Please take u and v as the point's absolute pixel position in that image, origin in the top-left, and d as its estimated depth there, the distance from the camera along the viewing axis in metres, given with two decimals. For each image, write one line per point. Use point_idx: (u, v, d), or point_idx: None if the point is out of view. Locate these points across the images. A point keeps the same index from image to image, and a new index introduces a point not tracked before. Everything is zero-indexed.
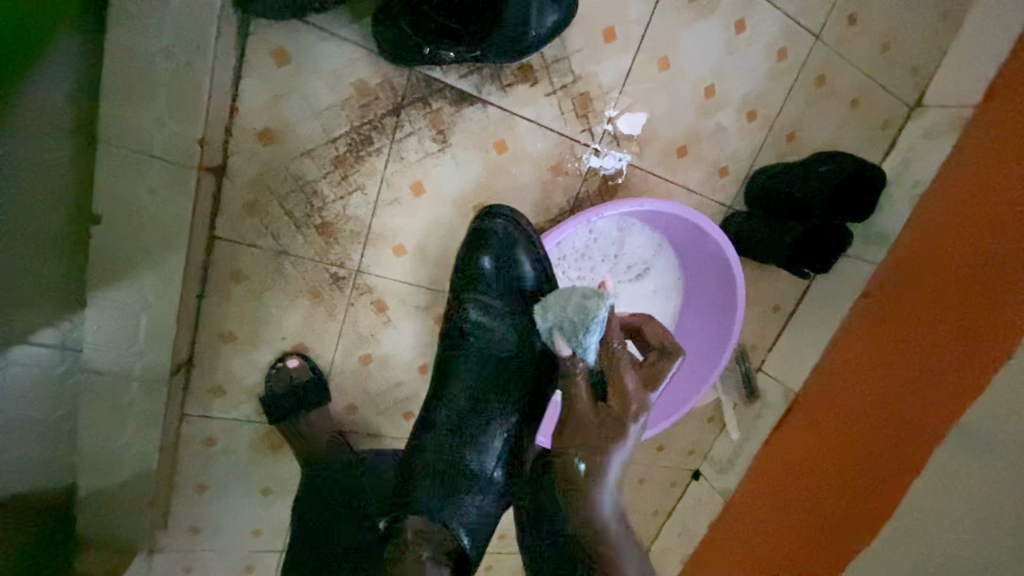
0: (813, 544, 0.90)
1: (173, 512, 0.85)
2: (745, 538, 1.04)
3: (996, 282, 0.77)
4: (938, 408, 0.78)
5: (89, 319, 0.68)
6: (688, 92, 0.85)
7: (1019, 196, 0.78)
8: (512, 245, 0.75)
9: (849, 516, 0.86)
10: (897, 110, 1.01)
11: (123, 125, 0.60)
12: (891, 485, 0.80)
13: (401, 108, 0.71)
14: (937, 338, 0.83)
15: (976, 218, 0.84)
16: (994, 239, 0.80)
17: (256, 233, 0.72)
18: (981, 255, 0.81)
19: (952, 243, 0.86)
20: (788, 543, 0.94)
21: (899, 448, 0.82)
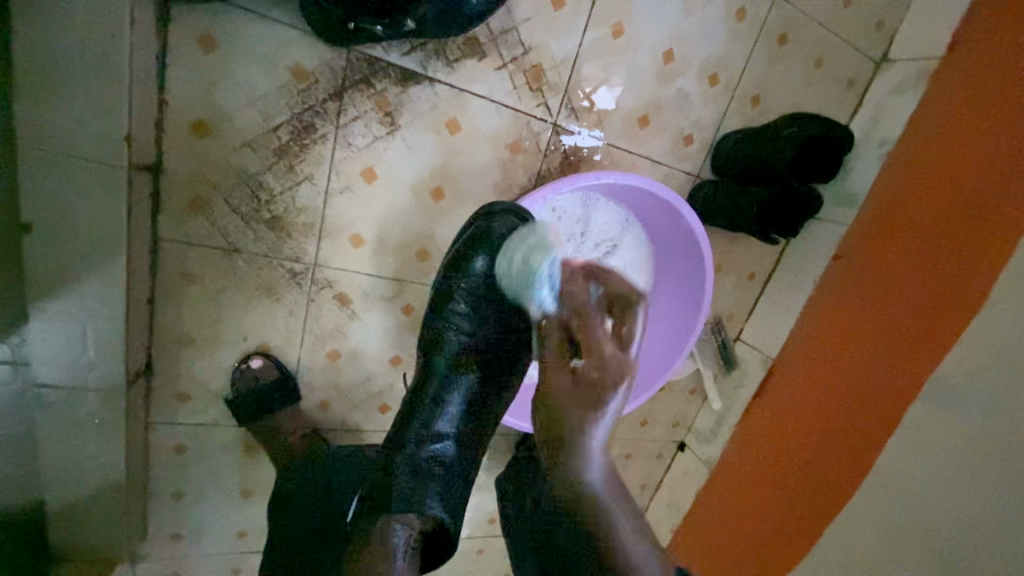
0: (798, 509, 0.91)
1: (152, 522, 0.84)
2: (731, 509, 1.06)
3: (962, 239, 0.79)
4: (910, 366, 0.80)
5: (34, 332, 0.65)
6: (646, 59, 0.82)
7: (977, 155, 0.80)
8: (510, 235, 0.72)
9: (829, 482, 0.87)
10: (862, 67, 0.99)
11: (43, 124, 0.57)
12: (871, 444, 0.82)
13: (343, 91, 0.68)
14: (907, 303, 0.84)
15: (935, 179, 0.85)
16: (954, 198, 0.81)
17: (203, 232, 0.69)
18: (944, 214, 0.82)
19: (912, 205, 0.88)
20: (772, 514, 0.96)
21: (876, 409, 0.83)
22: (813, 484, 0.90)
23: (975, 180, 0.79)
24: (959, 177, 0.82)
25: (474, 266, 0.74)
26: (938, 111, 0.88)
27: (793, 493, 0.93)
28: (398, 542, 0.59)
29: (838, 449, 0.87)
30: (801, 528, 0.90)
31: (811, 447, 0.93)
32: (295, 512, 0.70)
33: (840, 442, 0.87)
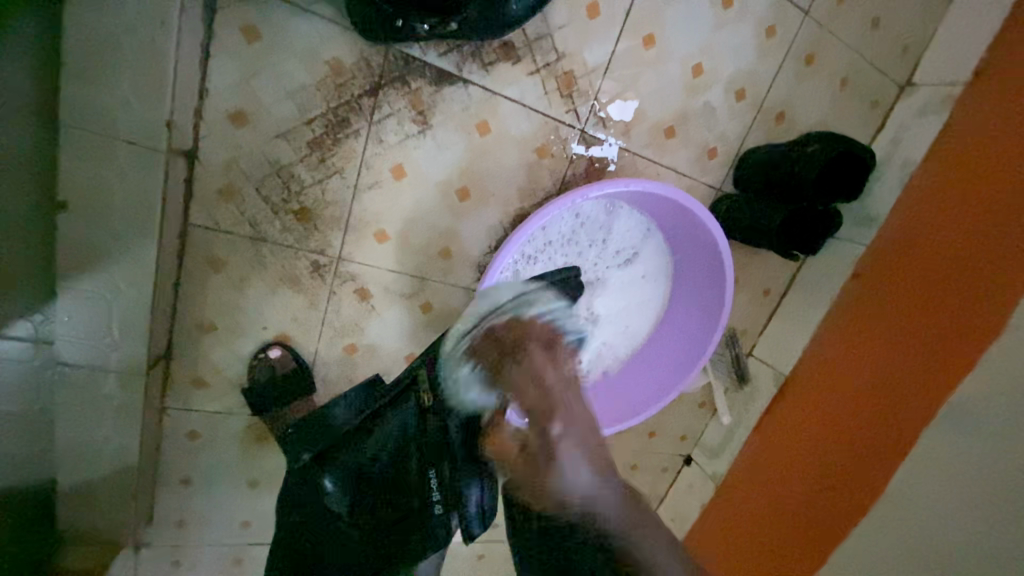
0: (803, 531, 0.91)
1: (159, 507, 0.84)
2: (737, 529, 1.04)
3: (972, 270, 0.79)
4: (918, 391, 0.80)
5: (60, 309, 0.66)
6: (676, 71, 0.83)
7: (1000, 187, 0.80)
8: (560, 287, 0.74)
9: (834, 506, 0.87)
10: (886, 89, 1.00)
11: (87, 105, 0.58)
12: (876, 466, 0.83)
13: (378, 88, 0.69)
14: (921, 329, 0.84)
15: (949, 208, 0.86)
16: (969, 228, 0.82)
17: (231, 219, 0.70)
18: (964, 241, 0.82)
19: (925, 232, 0.89)
20: (776, 536, 0.95)
21: (883, 433, 0.83)
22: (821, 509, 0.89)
23: (988, 211, 0.80)
24: (978, 205, 0.82)
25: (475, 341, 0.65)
26: (959, 135, 0.88)
27: (800, 516, 0.92)
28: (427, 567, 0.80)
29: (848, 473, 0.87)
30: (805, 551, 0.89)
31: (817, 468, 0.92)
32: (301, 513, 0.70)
33: (850, 466, 0.87)
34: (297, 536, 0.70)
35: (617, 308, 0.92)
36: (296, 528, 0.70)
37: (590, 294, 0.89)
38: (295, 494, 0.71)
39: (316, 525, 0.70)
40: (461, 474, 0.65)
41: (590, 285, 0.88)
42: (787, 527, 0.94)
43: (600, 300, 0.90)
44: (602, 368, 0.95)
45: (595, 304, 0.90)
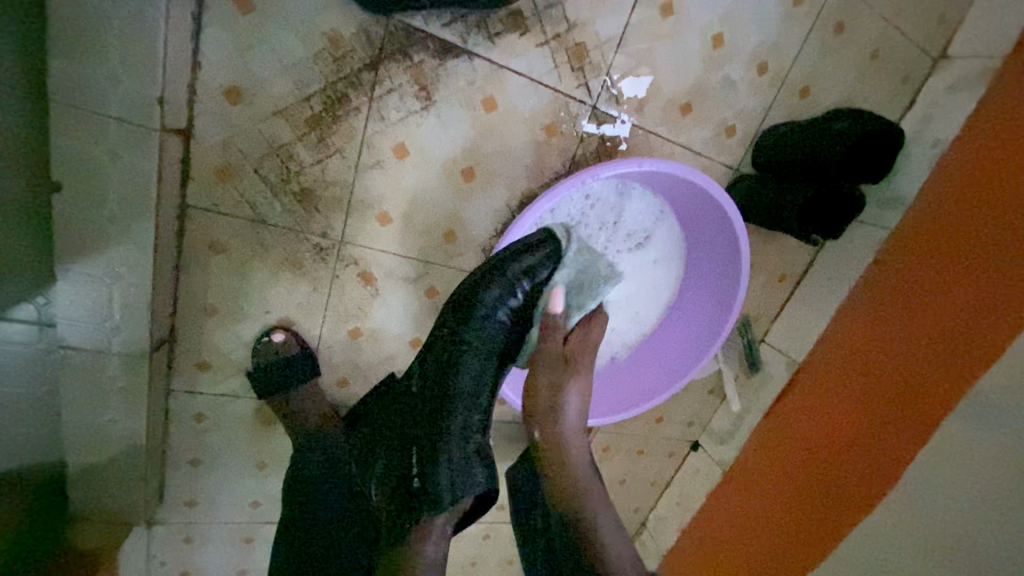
0: (812, 526, 0.86)
1: (169, 487, 0.85)
2: (742, 522, 1.02)
3: (993, 250, 0.73)
4: (940, 382, 0.74)
5: (60, 294, 0.65)
6: (694, 43, 0.78)
7: (1023, 155, 0.73)
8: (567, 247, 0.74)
9: (839, 499, 0.83)
10: (918, 62, 0.94)
11: (74, 81, 0.55)
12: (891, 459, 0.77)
13: (379, 62, 0.65)
14: (936, 315, 0.79)
15: (987, 181, 0.78)
16: (1004, 202, 0.74)
17: (230, 201, 0.68)
18: (982, 219, 0.77)
19: (960, 211, 0.81)
20: (780, 529, 0.92)
21: (900, 427, 0.78)
22: (825, 503, 0.86)
23: (1013, 187, 0.73)
24: (1000, 178, 0.76)
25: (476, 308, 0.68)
26: (987, 107, 0.83)
27: (804, 508, 0.89)
28: (435, 531, 0.61)
29: (854, 465, 0.83)
30: (808, 543, 0.86)
31: (831, 461, 0.87)
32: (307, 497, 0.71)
33: (854, 458, 0.83)
34: (319, 542, 0.69)
35: (627, 293, 0.89)
36: (301, 513, 0.70)
37: None
38: (307, 489, 0.72)
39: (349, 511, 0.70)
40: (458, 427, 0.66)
41: None
42: (798, 523, 0.89)
43: None
44: (610, 353, 0.93)
45: None
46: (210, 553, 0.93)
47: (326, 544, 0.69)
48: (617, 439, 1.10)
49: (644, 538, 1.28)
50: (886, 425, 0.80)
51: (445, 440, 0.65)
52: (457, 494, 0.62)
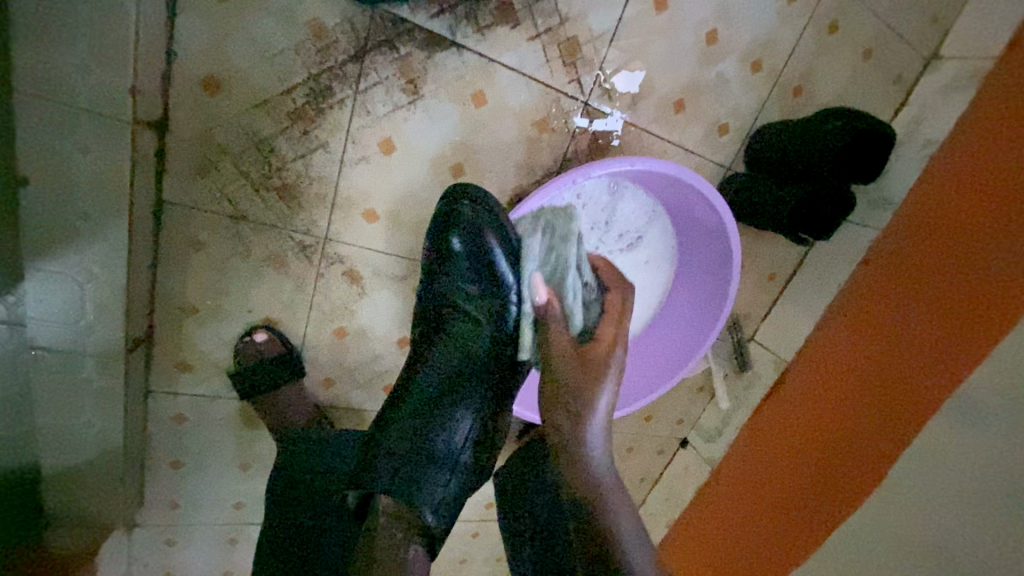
0: (800, 526, 0.86)
1: (149, 489, 0.83)
2: (721, 521, 1.04)
3: (961, 258, 0.75)
4: (915, 387, 0.75)
5: (31, 292, 0.62)
6: (688, 38, 0.77)
7: (986, 161, 0.75)
8: (492, 221, 0.69)
9: (814, 499, 0.85)
10: (910, 62, 0.94)
11: (40, 69, 0.52)
12: (864, 461, 0.79)
13: (364, 54, 0.63)
14: (910, 320, 0.80)
15: (978, 177, 0.76)
16: (968, 212, 0.76)
17: (209, 197, 0.65)
18: (950, 228, 0.78)
19: (948, 209, 0.80)
20: (757, 527, 0.95)
21: (886, 427, 0.77)
22: (801, 503, 0.87)
23: (979, 196, 0.75)
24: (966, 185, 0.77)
25: (444, 277, 0.72)
26: (970, 107, 0.83)
27: (781, 507, 0.91)
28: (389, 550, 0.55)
29: (827, 464, 0.85)
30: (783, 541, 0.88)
31: (819, 462, 0.86)
32: (281, 499, 0.69)
33: (829, 458, 0.85)
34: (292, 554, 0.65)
35: None
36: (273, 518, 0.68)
37: None
38: (282, 492, 0.69)
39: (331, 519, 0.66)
40: (413, 425, 0.64)
41: None
42: (786, 523, 0.89)
43: None
44: None
45: None
46: (192, 555, 0.91)
47: (293, 552, 0.66)
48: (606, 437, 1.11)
49: None
50: (860, 427, 0.82)
51: (414, 419, 0.65)
52: (403, 480, 0.60)
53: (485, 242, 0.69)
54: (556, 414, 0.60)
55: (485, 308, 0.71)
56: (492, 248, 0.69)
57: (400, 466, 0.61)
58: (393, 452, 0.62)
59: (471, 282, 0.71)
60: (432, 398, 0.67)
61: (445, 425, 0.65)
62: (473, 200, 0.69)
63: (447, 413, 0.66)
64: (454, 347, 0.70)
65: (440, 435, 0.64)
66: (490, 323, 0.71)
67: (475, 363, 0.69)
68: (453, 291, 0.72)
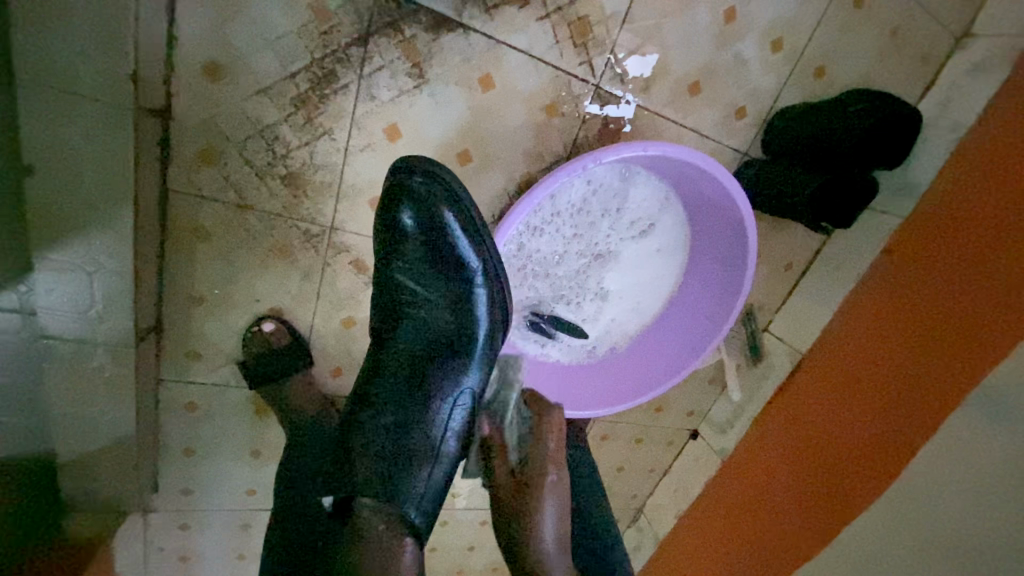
0: (810, 517, 0.85)
1: (163, 475, 0.84)
2: (731, 514, 1.02)
3: (991, 246, 0.71)
4: (941, 380, 0.72)
5: (40, 281, 0.62)
6: (704, 17, 0.73)
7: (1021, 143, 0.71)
8: (444, 202, 0.65)
9: (830, 494, 0.83)
10: (940, 40, 0.89)
11: (40, 55, 0.52)
12: (885, 456, 0.76)
13: (368, 37, 0.61)
14: (932, 311, 0.77)
15: (1011, 159, 0.72)
16: (999, 196, 0.72)
17: (213, 185, 0.65)
18: (979, 214, 0.74)
19: (976, 193, 0.76)
20: (767, 521, 0.93)
21: (902, 422, 0.76)
22: (815, 499, 0.85)
23: (1010, 180, 0.71)
24: (999, 169, 0.73)
25: (400, 263, 0.68)
26: (1004, 86, 0.79)
27: (793, 501, 0.89)
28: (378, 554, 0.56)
29: (843, 458, 0.83)
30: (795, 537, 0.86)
31: (834, 456, 0.84)
32: (289, 492, 0.69)
33: (845, 452, 0.83)
34: (298, 542, 0.65)
35: (627, 283, 0.86)
36: (282, 510, 0.69)
37: (600, 268, 0.83)
38: (290, 485, 0.70)
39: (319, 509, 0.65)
40: (383, 425, 0.65)
41: (600, 258, 0.82)
42: (796, 517, 0.87)
43: (610, 275, 0.84)
44: (610, 344, 0.91)
45: (604, 279, 0.84)
46: (206, 540, 0.93)
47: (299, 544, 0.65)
48: (615, 428, 1.10)
49: (641, 525, 1.28)
50: (878, 421, 0.79)
51: (382, 417, 0.66)
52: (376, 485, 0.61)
53: (444, 221, 0.65)
54: (507, 522, 0.65)
55: (451, 294, 0.69)
56: (451, 231, 0.66)
57: (377, 469, 0.62)
58: (364, 454, 0.63)
59: (433, 271, 0.69)
60: (401, 392, 0.67)
61: (416, 419, 0.66)
62: (432, 180, 0.64)
63: (417, 408, 0.66)
64: (418, 337, 0.69)
65: (417, 432, 0.65)
66: (455, 312, 0.69)
67: (444, 352, 0.69)
68: (416, 280, 0.69)
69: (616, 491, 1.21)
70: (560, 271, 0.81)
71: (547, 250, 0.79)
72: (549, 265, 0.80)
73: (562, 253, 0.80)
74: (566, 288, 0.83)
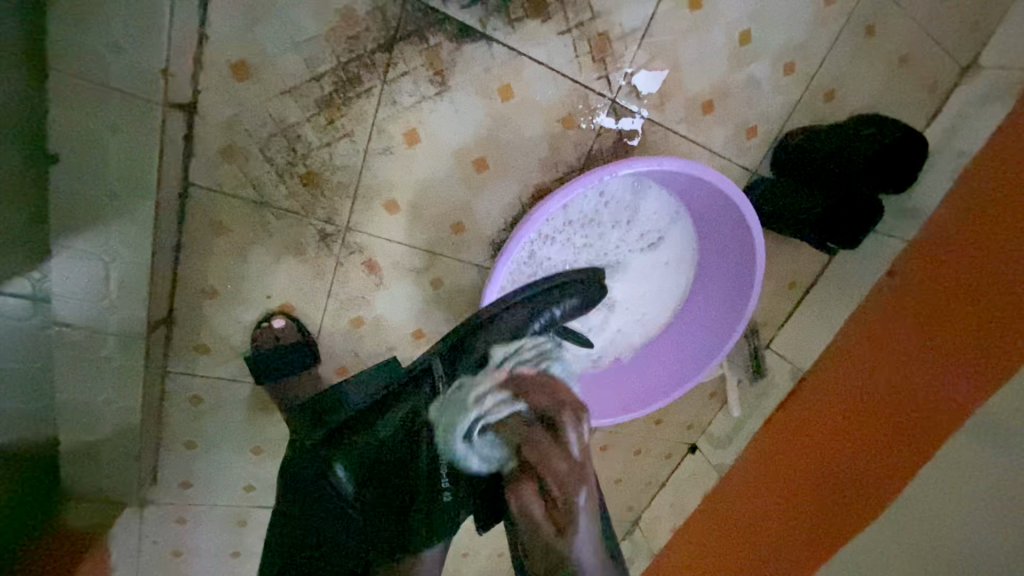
0: (795, 539, 0.87)
1: (163, 467, 0.84)
2: (727, 529, 1.02)
3: (999, 274, 0.72)
4: (945, 404, 0.73)
5: (56, 268, 0.63)
6: (720, 38, 0.75)
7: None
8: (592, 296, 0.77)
9: (828, 513, 0.83)
10: (947, 70, 0.91)
11: (75, 47, 0.53)
12: (886, 477, 0.76)
13: (393, 43, 0.63)
14: (940, 334, 0.77)
15: (1002, 209, 0.75)
16: (1007, 227, 0.73)
17: (232, 181, 0.65)
18: (987, 242, 0.75)
19: (969, 238, 0.78)
20: (763, 537, 0.93)
21: (886, 454, 0.78)
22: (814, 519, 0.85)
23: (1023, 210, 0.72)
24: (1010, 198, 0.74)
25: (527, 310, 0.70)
26: (1010, 117, 0.81)
27: (790, 518, 0.89)
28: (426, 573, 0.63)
29: (842, 478, 0.83)
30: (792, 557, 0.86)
31: (832, 475, 0.85)
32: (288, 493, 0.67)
33: (844, 472, 0.83)
34: (299, 539, 0.65)
35: (634, 294, 0.87)
36: (280, 512, 0.67)
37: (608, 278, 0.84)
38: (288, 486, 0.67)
39: (363, 503, 0.63)
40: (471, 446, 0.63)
41: (609, 268, 0.83)
42: (792, 534, 0.88)
43: (617, 285, 0.85)
44: (614, 353, 0.91)
45: (611, 289, 0.85)
46: (201, 534, 0.92)
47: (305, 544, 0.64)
48: (615, 438, 1.10)
49: (635, 537, 1.27)
50: (878, 443, 0.80)
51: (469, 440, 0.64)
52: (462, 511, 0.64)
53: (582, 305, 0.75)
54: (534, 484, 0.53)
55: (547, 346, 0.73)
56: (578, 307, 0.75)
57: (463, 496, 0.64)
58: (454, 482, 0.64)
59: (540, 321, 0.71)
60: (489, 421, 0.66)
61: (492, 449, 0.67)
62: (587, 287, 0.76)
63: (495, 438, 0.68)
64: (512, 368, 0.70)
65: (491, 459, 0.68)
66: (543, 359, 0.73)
67: None
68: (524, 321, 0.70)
69: (613, 503, 1.20)
70: None
71: (557, 258, 0.79)
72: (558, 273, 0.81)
73: (571, 262, 0.81)
74: None
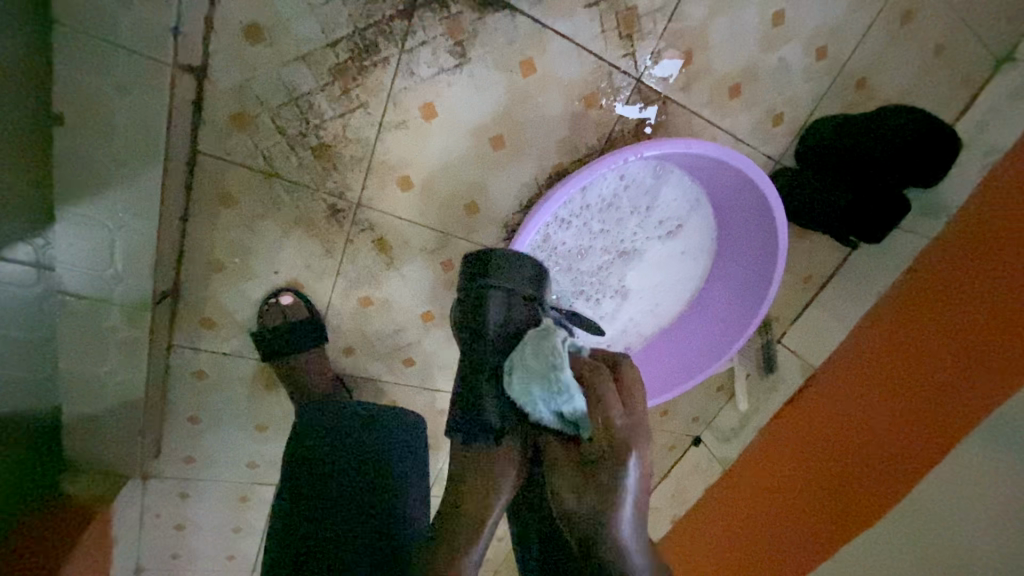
0: (800, 531, 0.86)
1: (167, 441, 0.83)
2: (730, 521, 1.01)
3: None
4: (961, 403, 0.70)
5: (60, 235, 0.61)
6: (753, 18, 0.72)
7: None
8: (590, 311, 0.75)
9: (835, 507, 0.82)
10: (982, 62, 0.87)
11: (82, 2, 0.51)
12: (895, 474, 0.75)
13: (413, 10, 0.60)
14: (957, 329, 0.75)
15: None
16: None
17: (243, 151, 0.63)
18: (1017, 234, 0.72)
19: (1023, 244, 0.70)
20: (767, 530, 0.92)
21: (885, 475, 0.76)
22: (820, 513, 0.84)
23: None
24: None
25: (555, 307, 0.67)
26: None
27: (796, 511, 0.88)
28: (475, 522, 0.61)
29: (848, 473, 0.82)
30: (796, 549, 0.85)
31: (838, 469, 0.84)
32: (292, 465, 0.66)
33: (851, 467, 0.82)
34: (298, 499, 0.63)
35: (649, 282, 0.85)
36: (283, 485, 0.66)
37: (623, 266, 0.82)
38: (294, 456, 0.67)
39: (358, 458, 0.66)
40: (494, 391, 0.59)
41: (624, 256, 0.81)
42: (796, 527, 0.87)
43: (632, 273, 0.83)
44: (625, 343, 0.90)
45: (626, 277, 0.83)
46: (202, 509, 0.92)
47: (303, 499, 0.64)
48: None
49: None
50: (888, 439, 0.78)
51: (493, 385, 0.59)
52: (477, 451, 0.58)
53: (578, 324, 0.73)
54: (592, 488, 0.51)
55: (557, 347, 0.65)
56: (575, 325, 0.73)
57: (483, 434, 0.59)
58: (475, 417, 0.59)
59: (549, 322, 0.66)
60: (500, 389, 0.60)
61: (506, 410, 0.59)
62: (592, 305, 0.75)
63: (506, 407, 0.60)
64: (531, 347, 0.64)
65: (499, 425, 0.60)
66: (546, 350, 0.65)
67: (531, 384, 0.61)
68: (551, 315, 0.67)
69: None
70: (584, 265, 0.80)
71: (572, 243, 0.77)
72: (572, 259, 0.78)
73: (586, 248, 0.78)
74: (587, 283, 0.81)
